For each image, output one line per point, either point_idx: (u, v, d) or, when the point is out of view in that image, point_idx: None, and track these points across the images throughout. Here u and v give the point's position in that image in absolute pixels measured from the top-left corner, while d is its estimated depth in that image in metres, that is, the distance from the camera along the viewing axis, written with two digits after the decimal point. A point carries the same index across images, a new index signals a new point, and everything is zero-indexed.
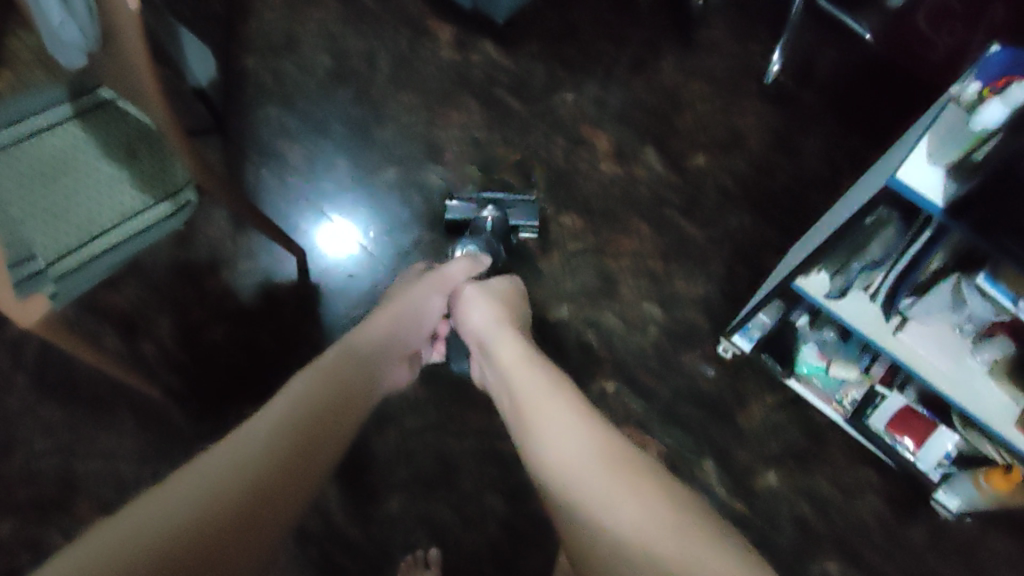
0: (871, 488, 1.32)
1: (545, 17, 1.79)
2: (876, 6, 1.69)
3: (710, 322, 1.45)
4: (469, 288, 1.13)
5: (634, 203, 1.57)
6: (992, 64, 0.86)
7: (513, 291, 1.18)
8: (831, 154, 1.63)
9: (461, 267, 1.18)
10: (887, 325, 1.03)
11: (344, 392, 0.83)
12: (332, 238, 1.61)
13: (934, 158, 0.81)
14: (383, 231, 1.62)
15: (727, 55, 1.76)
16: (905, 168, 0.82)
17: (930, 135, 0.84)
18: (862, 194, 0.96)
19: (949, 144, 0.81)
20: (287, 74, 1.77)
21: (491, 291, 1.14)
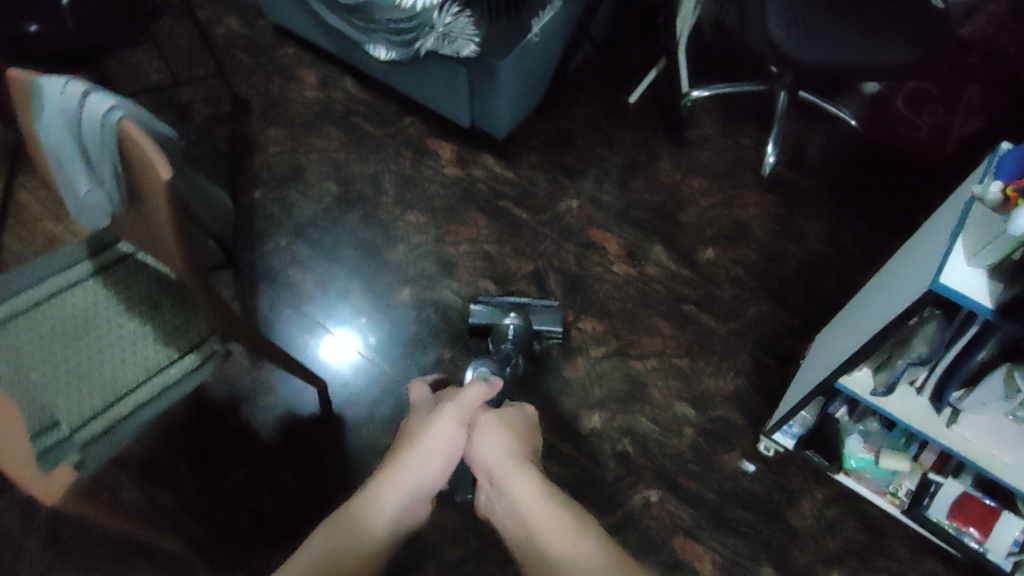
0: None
1: (541, 127, 1.85)
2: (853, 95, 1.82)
3: (745, 417, 1.43)
4: (486, 422, 0.91)
5: (653, 303, 1.57)
6: (1007, 162, 0.87)
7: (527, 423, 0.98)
8: (838, 238, 1.63)
9: (477, 391, 0.95)
10: (939, 418, 1.02)
11: None
12: (336, 348, 1.61)
13: (974, 262, 0.82)
14: (384, 341, 1.61)
15: (720, 153, 1.79)
16: (945, 274, 0.82)
17: (963, 238, 0.85)
18: (895, 296, 0.96)
19: (986, 246, 0.81)
20: (295, 204, 1.80)
21: (510, 427, 0.92)
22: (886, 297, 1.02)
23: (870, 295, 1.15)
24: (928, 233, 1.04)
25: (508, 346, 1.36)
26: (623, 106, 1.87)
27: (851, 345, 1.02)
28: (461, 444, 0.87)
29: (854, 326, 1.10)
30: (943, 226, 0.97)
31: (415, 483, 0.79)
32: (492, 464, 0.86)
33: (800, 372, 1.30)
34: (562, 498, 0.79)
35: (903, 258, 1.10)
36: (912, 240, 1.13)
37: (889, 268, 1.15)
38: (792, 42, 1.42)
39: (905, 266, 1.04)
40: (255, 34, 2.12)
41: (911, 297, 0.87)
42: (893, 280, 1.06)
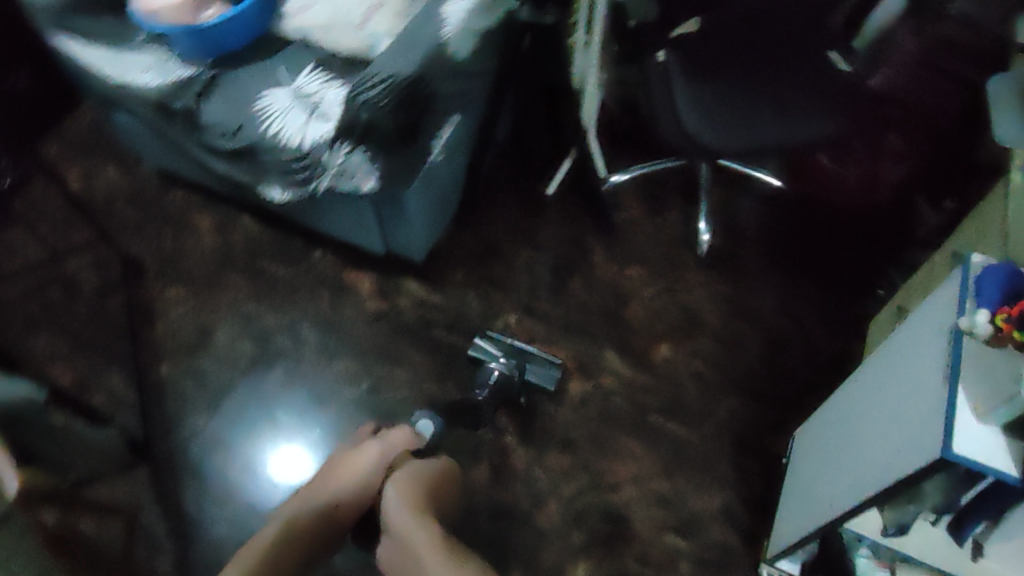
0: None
1: (463, 238, 1.71)
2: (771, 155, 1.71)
3: (741, 537, 1.29)
4: (398, 473, 1.02)
5: (617, 419, 1.43)
6: (988, 287, 0.82)
7: (440, 473, 1.06)
8: (792, 309, 1.56)
9: (398, 439, 1.14)
10: (963, 552, 0.93)
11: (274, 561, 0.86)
12: (280, 465, 1.50)
13: (984, 420, 0.75)
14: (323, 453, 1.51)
15: (656, 236, 1.69)
16: (961, 440, 0.74)
17: (966, 387, 0.78)
18: (894, 441, 0.88)
19: (997, 402, 0.74)
20: (207, 374, 1.61)
21: (415, 475, 1.02)
22: (882, 433, 0.94)
23: (854, 415, 1.08)
24: (907, 352, 0.97)
25: (484, 391, 1.37)
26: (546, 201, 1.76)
27: (856, 492, 0.93)
28: (368, 494, 1.01)
29: (850, 459, 1.01)
30: (925, 353, 0.90)
31: (325, 513, 0.95)
32: (392, 511, 0.94)
33: (794, 492, 1.20)
34: (452, 539, 0.88)
35: (882, 374, 1.03)
36: (884, 349, 1.06)
37: (867, 382, 1.08)
38: (705, 132, 1.38)
39: (891, 393, 0.96)
40: (136, 182, 1.92)
41: (919, 455, 0.79)
42: (881, 408, 0.98)
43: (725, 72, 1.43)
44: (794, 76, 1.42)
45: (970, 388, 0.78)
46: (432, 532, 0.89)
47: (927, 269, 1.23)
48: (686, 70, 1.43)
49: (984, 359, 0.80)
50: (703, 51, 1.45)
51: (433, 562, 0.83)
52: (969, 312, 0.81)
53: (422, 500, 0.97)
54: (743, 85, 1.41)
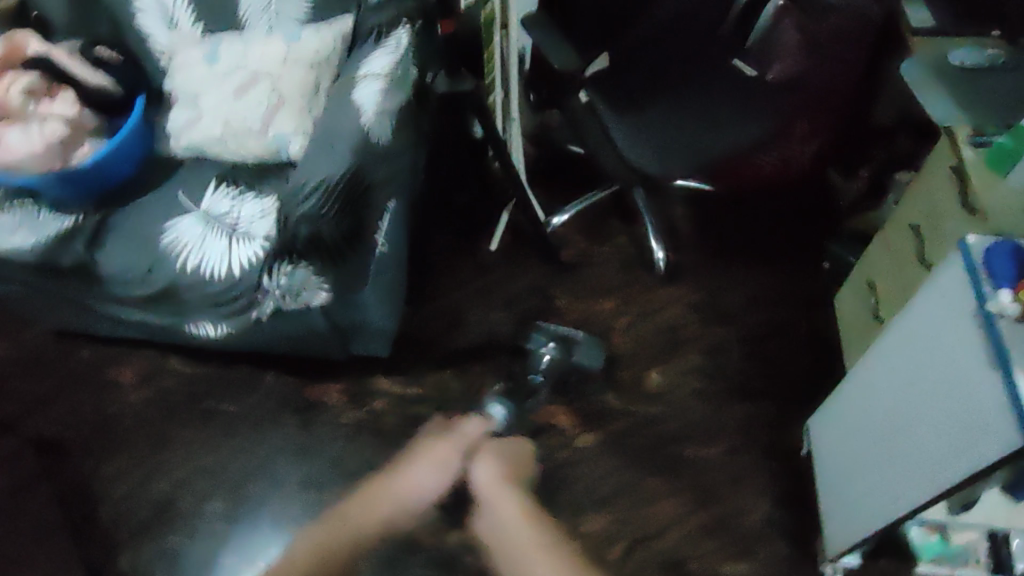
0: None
1: (420, 318, 1.63)
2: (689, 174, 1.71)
3: (793, 544, 1.30)
4: (488, 453, 1.38)
5: (638, 461, 1.41)
6: (998, 263, 0.84)
7: (525, 456, 1.40)
8: (759, 302, 1.60)
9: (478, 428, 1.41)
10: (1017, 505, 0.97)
11: (385, 516, 1.33)
12: None
13: None
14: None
15: (610, 265, 1.68)
16: None
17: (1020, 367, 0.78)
18: (954, 432, 0.88)
19: None
20: (181, 548, 1.40)
21: (508, 451, 1.39)
22: (928, 425, 0.93)
23: (879, 404, 1.07)
24: (921, 337, 0.96)
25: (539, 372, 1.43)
26: (492, 257, 1.71)
27: (923, 489, 0.93)
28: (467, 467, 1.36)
29: (898, 452, 1.01)
30: (949, 338, 0.90)
31: (423, 492, 1.35)
32: (486, 485, 1.35)
33: (835, 487, 1.20)
34: (531, 513, 1.33)
35: (893, 361, 1.03)
36: (885, 333, 1.06)
37: (878, 369, 1.08)
38: (646, 159, 1.36)
39: (921, 381, 0.96)
40: (26, 350, 1.65)
41: (999, 448, 0.79)
42: (913, 397, 0.98)
43: (648, 96, 1.43)
44: (712, 89, 1.45)
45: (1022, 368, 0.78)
46: (515, 508, 1.33)
47: (886, 245, 1.26)
48: (612, 104, 1.42)
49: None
50: (621, 84, 1.45)
51: (520, 536, 1.30)
52: (990, 292, 0.83)
53: (506, 472, 1.36)
54: (668, 105, 1.43)
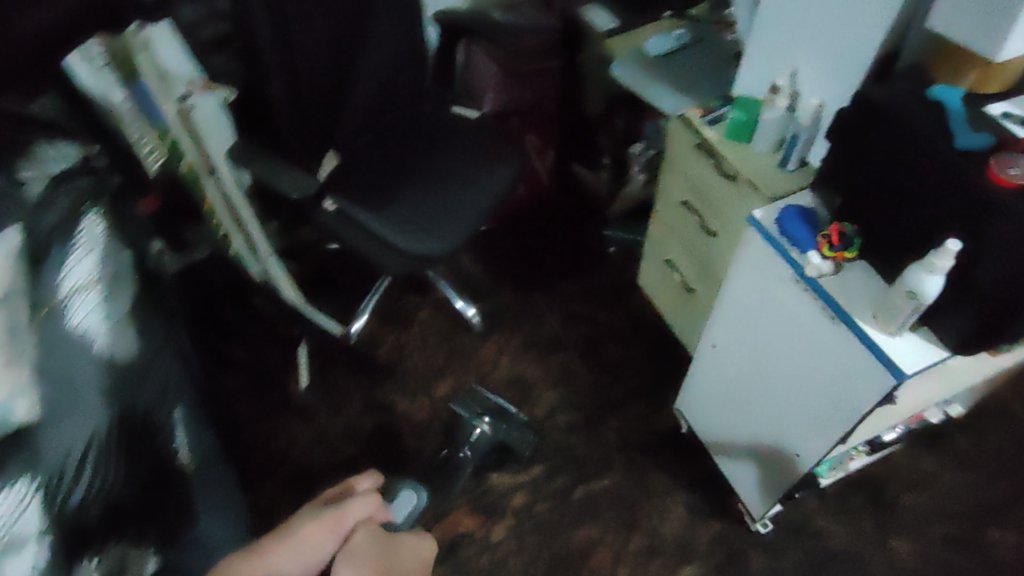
0: (922, 464, 1.38)
1: (261, 499, 1.37)
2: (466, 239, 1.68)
3: (721, 518, 1.33)
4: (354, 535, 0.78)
5: (555, 524, 1.35)
6: (795, 227, 0.91)
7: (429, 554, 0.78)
8: (577, 311, 1.61)
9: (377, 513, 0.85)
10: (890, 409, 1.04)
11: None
12: None
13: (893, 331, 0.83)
14: None
15: (430, 344, 1.59)
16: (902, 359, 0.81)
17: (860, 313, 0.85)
18: (828, 387, 0.95)
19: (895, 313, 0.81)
20: None
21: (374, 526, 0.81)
22: (799, 385, 1.01)
23: (740, 377, 1.14)
24: (758, 311, 1.04)
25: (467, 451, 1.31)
26: (308, 398, 1.51)
27: (819, 436, 1.01)
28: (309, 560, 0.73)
29: (779, 413, 1.08)
30: (784, 306, 0.98)
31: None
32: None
33: (732, 456, 1.27)
34: None
35: (740, 332, 1.09)
36: (720, 315, 1.12)
37: (727, 339, 1.14)
38: (426, 237, 1.24)
39: (775, 349, 1.03)
40: None
41: (880, 393, 0.86)
42: (772, 361, 1.05)
43: (393, 182, 1.32)
44: (445, 140, 1.39)
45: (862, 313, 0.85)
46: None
47: (669, 227, 1.33)
48: (363, 205, 1.27)
49: (845, 284, 0.89)
50: (360, 181, 1.31)
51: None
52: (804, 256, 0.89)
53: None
54: (418, 181, 1.32)
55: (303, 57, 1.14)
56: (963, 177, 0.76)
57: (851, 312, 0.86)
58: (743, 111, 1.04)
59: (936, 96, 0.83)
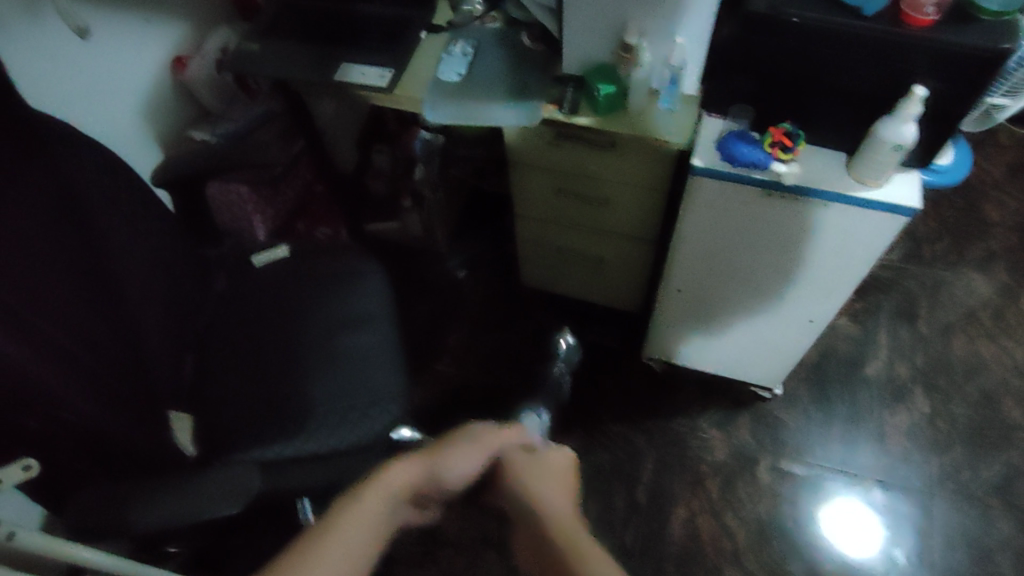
0: None
1: None
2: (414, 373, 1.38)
3: (739, 409, 1.41)
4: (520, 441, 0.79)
5: (648, 530, 1.28)
6: (743, 148, 0.90)
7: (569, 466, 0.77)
8: (485, 347, 1.48)
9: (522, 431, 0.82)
10: None
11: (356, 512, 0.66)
12: None
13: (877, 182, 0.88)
14: None
15: None
16: (901, 201, 0.86)
17: (840, 186, 0.89)
18: (827, 258, 0.99)
19: (879, 167, 0.85)
20: None
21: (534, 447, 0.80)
22: (795, 271, 1.04)
23: (721, 296, 1.16)
24: (721, 240, 1.04)
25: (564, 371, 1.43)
26: None
27: (825, 300, 1.08)
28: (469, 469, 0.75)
29: (778, 301, 1.13)
30: (754, 223, 0.98)
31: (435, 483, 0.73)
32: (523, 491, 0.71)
33: (729, 358, 1.32)
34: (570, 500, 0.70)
35: (707, 262, 1.10)
36: (676, 261, 1.12)
37: (692, 273, 1.13)
38: (370, 406, 1.00)
39: (755, 257, 1.05)
40: None
41: (892, 231, 0.91)
42: (752, 268, 1.07)
43: (280, 389, 1.02)
44: (282, 299, 1.11)
45: (847, 185, 0.89)
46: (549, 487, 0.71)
47: (543, 220, 1.26)
48: (273, 437, 0.97)
49: (813, 171, 0.90)
50: (245, 418, 1.00)
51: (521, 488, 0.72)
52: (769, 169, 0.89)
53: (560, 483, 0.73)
54: (303, 363, 1.04)
55: (60, 343, 0.82)
56: (878, 41, 0.78)
57: (838, 190, 0.88)
58: (607, 80, 0.96)
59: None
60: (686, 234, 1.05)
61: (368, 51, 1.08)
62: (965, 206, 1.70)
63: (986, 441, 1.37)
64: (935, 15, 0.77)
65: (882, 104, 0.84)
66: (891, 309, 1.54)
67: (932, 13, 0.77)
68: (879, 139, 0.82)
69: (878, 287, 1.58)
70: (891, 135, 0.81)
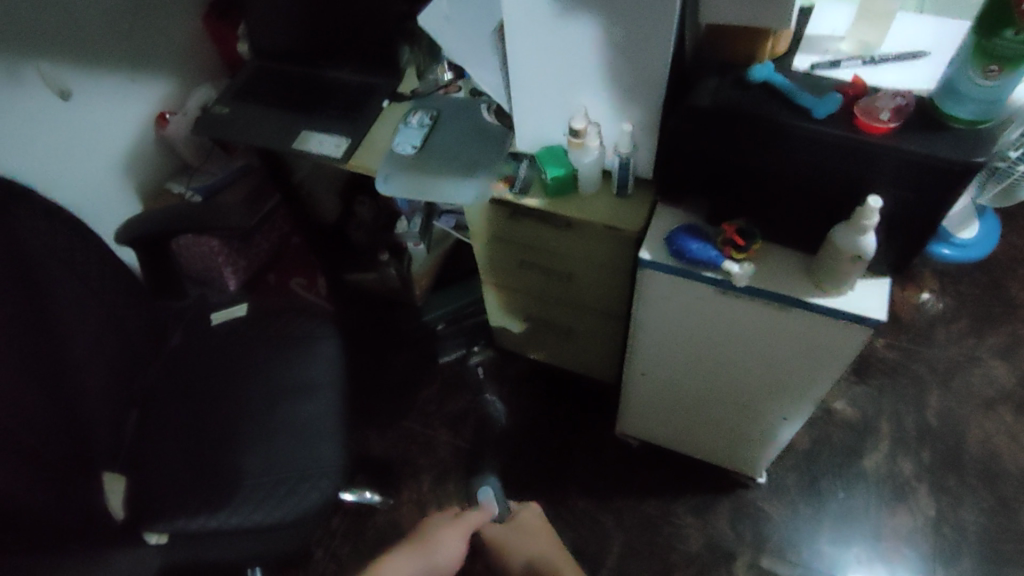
0: None
1: None
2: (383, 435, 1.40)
3: (721, 494, 1.32)
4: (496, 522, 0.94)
5: None
6: (696, 244, 0.84)
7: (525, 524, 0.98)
8: (459, 409, 1.43)
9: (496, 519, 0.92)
10: None
11: None
12: None
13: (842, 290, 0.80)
14: None
15: (346, 554, 1.27)
16: (865, 312, 0.78)
17: (800, 291, 0.81)
18: (792, 355, 0.91)
19: (840, 277, 0.77)
20: None
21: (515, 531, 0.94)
22: (761, 366, 0.96)
23: (686, 385, 1.09)
24: (681, 338, 0.98)
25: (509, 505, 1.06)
26: None
27: (799, 397, 0.99)
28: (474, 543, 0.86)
29: (749, 395, 1.04)
30: (710, 317, 0.91)
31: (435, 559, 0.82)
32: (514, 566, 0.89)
33: (708, 444, 1.24)
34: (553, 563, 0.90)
35: (668, 351, 1.03)
36: (639, 353, 1.06)
37: (655, 360, 1.06)
38: (300, 483, 0.96)
39: (717, 352, 0.98)
40: None
41: (855, 339, 0.82)
42: (717, 361, 1.00)
43: (211, 458, 0.99)
44: (231, 363, 1.09)
45: (804, 290, 0.81)
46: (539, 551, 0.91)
47: (511, 289, 1.21)
48: (197, 508, 0.94)
49: (769, 272, 0.84)
50: (176, 489, 0.97)
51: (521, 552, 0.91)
52: (720, 267, 0.83)
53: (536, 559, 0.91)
54: (245, 435, 1.01)
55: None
56: (833, 144, 0.72)
57: (795, 295, 0.81)
58: (558, 163, 0.92)
59: (760, 77, 0.76)
60: (643, 322, 0.98)
61: (329, 116, 1.06)
62: (986, 284, 1.57)
63: (997, 553, 1.23)
64: (891, 123, 0.70)
65: (845, 206, 0.77)
66: (898, 394, 1.42)
67: (888, 120, 0.70)
68: (838, 248, 0.75)
69: (884, 370, 1.46)
70: (850, 244, 0.74)
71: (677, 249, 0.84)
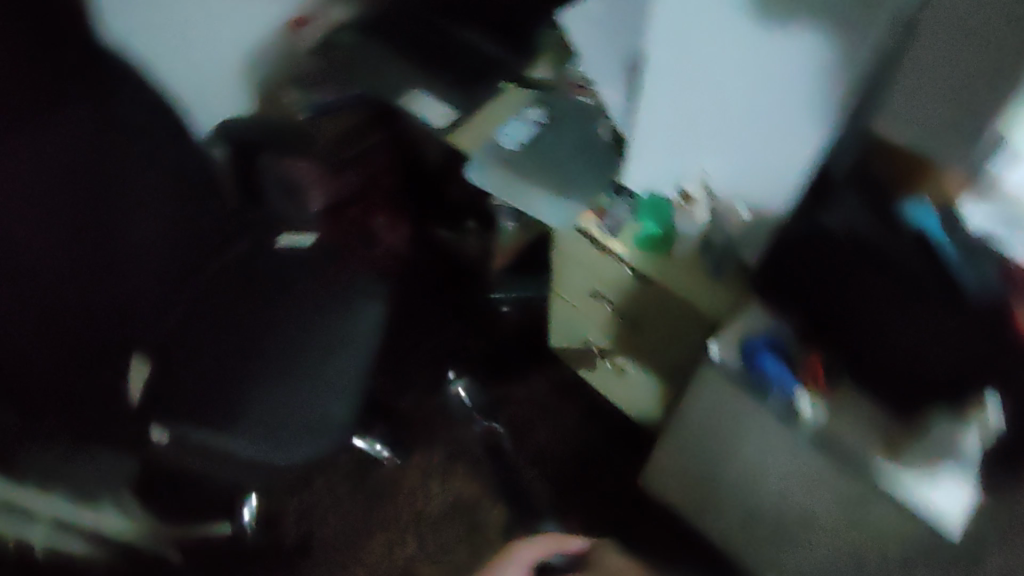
0: None
1: None
2: (409, 392, 1.40)
3: None
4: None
5: None
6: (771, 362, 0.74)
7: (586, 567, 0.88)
8: (492, 394, 1.38)
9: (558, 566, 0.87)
10: None
11: None
12: None
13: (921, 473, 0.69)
14: None
15: (343, 493, 1.31)
16: (938, 509, 0.67)
17: (869, 455, 0.71)
18: (849, 511, 0.77)
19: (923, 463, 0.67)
20: None
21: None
22: (809, 506, 0.83)
23: (719, 488, 0.97)
24: (724, 448, 0.88)
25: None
26: None
27: (845, 552, 0.85)
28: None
29: (784, 528, 0.91)
30: (767, 435, 0.79)
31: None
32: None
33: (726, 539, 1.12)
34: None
35: (711, 449, 0.91)
36: (675, 441, 0.97)
37: (694, 450, 0.95)
38: (301, 430, 0.95)
39: (763, 472, 0.85)
40: None
41: (931, 532, 0.68)
42: (761, 480, 0.87)
43: (232, 376, 1.01)
44: (282, 292, 1.09)
45: (876, 457, 0.71)
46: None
47: (574, 310, 1.13)
48: (204, 421, 0.96)
49: (848, 421, 0.73)
50: (192, 393, 0.99)
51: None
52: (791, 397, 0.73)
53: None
54: (271, 366, 1.02)
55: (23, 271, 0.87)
56: None
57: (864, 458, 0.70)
58: (654, 218, 0.84)
59: (917, 220, 0.64)
60: (692, 412, 0.87)
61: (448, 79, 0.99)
62: None
63: None
64: None
65: None
66: None
67: None
68: None
69: None
70: None
71: (750, 358, 0.74)
